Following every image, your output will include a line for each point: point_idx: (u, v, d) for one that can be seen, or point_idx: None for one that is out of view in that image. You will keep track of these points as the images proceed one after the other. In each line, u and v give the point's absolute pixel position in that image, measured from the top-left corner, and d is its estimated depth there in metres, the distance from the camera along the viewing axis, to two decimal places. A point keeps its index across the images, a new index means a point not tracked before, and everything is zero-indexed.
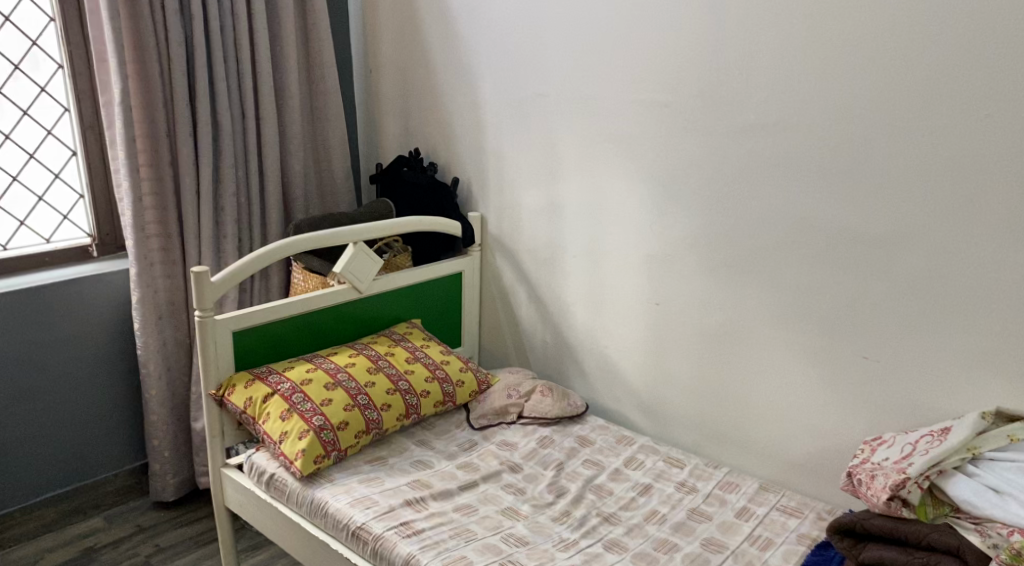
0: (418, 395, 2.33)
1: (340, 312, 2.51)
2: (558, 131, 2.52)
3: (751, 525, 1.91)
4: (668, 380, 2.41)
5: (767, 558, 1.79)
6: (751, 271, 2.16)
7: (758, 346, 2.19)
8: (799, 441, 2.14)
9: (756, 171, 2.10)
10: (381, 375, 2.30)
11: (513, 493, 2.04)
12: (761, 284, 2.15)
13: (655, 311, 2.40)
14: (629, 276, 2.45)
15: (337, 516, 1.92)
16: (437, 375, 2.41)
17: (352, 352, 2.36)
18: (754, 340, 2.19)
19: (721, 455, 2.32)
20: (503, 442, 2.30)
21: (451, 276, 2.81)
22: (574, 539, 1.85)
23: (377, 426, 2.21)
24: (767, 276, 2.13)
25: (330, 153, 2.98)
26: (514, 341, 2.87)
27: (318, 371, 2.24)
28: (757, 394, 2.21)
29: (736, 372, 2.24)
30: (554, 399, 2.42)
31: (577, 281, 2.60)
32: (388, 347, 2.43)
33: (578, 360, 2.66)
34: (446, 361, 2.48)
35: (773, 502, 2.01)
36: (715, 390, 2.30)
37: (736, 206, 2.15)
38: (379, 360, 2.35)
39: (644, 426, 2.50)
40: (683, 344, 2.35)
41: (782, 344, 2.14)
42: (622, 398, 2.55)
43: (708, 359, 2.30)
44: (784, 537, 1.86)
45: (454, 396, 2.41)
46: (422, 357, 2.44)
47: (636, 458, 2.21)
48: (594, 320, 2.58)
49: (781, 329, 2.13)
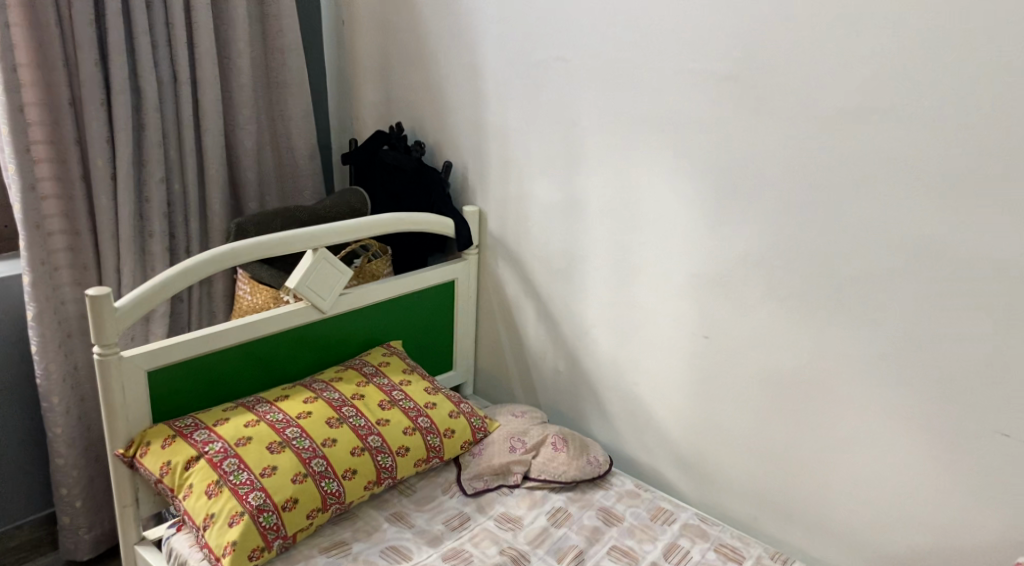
0: (395, 453, 1.79)
1: (295, 339, 1.95)
2: (581, 107, 1.94)
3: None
4: (720, 435, 1.86)
5: None
6: (841, 306, 1.61)
7: (846, 405, 1.64)
8: (901, 532, 1.62)
9: (856, 171, 1.52)
10: (345, 429, 1.76)
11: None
12: (855, 325, 1.60)
13: (704, 346, 1.85)
14: (670, 299, 1.89)
15: None
16: (419, 425, 1.86)
17: (309, 396, 1.82)
18: (841, 396, 1.65)
19: (787, 535, 1.80)
20: (504, 518, 1.76)
21: (439, 287, 2.25)
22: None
23: (337, 500, 1.68)
24: (865, 313, 1.58)
25: (291, 126, 2.40)
26: (518, 365, 2.32)
27: (260, 425, 1.71)
28: (844, 464, 1.67)
29: (814, 434, 1.70)
30: (570, 456, 1.87)
31: (601, 299, 2.03)
32: (355, 387, 1.89)
33: (598, 398, 2.11)
34: (432, 403, 1.93)
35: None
36: (784, 454, 1.76)
37: (824, 218, 1.59)
38: (344, 407, 1.81)
39: (683, 489, 1.96)
40: (743, 392, 1.80)
41: (882, 404, 1.59)
42: (655, 451, 2.00)
43: (777, 414, 1.75)
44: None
45: (441, 452, 1.87)
46: (400, 400, 1.90)
47: (679, 545, 1.67)
48: (621, 350, 2.03)
49: (881, 384, 1.58)
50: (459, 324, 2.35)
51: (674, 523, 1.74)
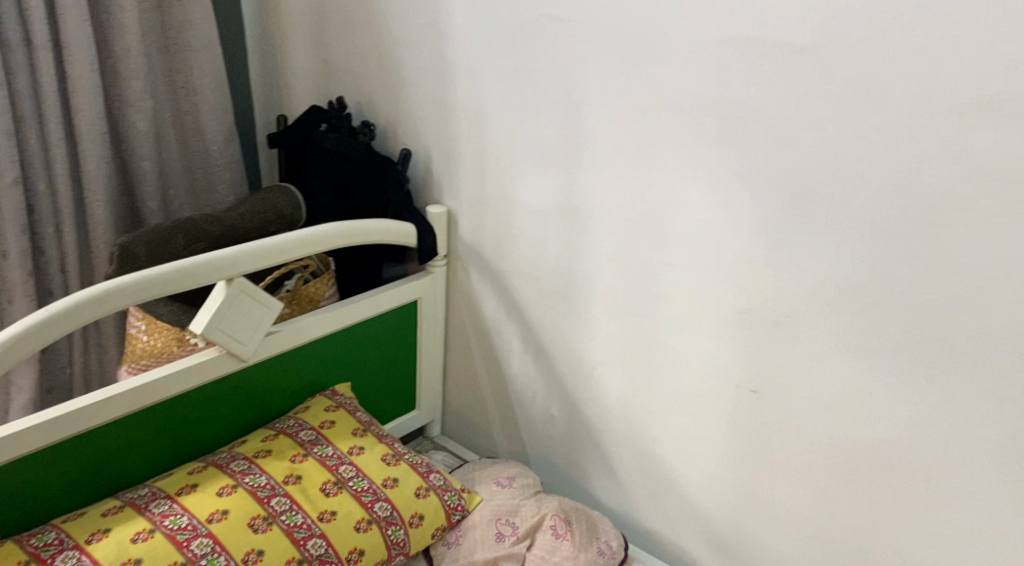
0: (343, 560, 1.33)
1: (203, 396, 1.45)
2: (586, 85, 1.45)
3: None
4: (769, 513, 1.45)
5: None
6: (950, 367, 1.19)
7: (954, 494, 1.24)
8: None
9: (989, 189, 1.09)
10: (276, 534, 1.29)
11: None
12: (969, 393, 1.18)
13: (751, 404, 1.42)
14: (704, 339, 1.44)
15: None
16: (376, 514, 1.40)
17: (226, 484, 1.33)
18: (947, 481, 1.24)
19: None
20: None
21: (398, 310, 1.77)
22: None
23: None
24: (991, 378, 1.16)
25: (200, 100, 1.84)
26: (498, 404, 1.86)
27: (155, 538, 1.22)
28: (945, 564, 1.29)
29: (904, 524, 1.31)
30: (575, 546, 1.45)
31: (611, 334, 1.58)
32: (289, 466, 1.41)
33: (604, 453, 1.67)
34: (392, 479, 1.47)
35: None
36: (861, 541, 1.37)
37: (935, 250, 1.16)
38: (273, 500, 1.33)
39: None
40: (806, 464, 1.38)
41: (1009, 499, 1.19)
42: (679, 523, 1.59)
43: (851, 494, 1.35)
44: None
45: (406, 546, 1.43)
46: (350, 479, 1.43)
47: None
48: (636, 399, 1.58)
49: (1010, 473, 1.18)
50: (423, 353, 1.87)
51: None
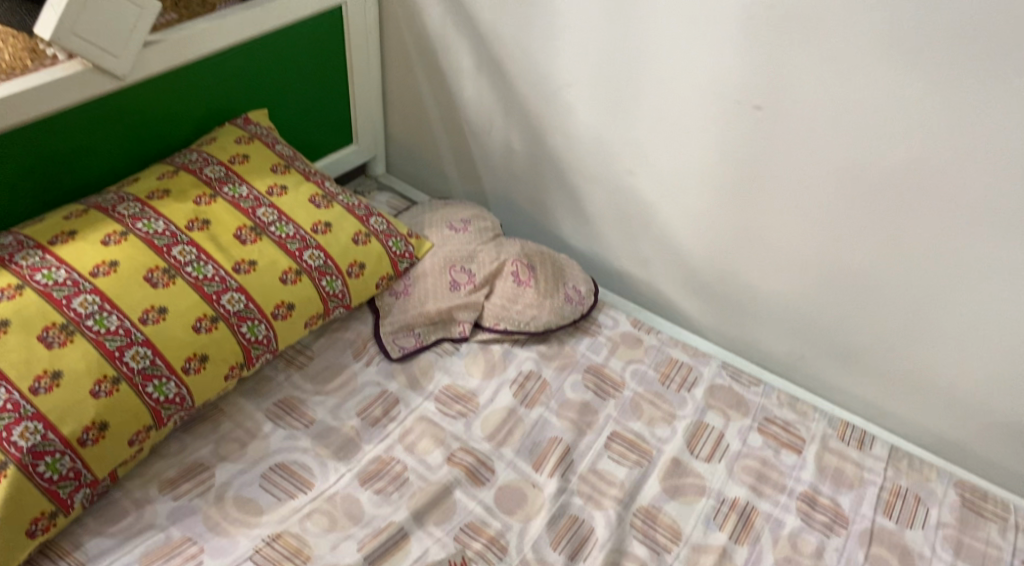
0: (269, 316, 1.13)
1: (70, 123, 1.13)
2: None
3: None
4: (762, 251, 1.25)
5: None
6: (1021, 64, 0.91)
7: (991, 224, 1.02)
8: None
9: None
10: (181, 288, 1.06)
11: (481, 560, 0.98)
12: None
13: (753, 123, 1.15)
14: (702, 42, 1.13)
15: None
16: (306, 265, 1.17)
17: (113, 232, 1.08)
18: (987, 210, 1.02)
19: (844, 383, 1.28)
20: (450, 397, 1.19)
21: (317, 17, 1.40)
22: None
23: (180, 408, 1.04)
24: None
25: None
26: (448, 136, 1.56)
27: (24, 296, 0.97)
28: (960, 304, 1.10)
29: (920, 259, 1.10)
30: (540, 293, 1.28)
31: (584, 38, 1.25)
32: (193, 209, 1.15)
33: (572, 188, 1.42)
34: (324, 223, 1.22)
35: (1008, 547, 1.02)
36: (864, 280, 1.17)
37: None
38: (175, 250, 1.09)
39: (696, 316, 1.40)
40: (813, 192, 1.15)
41: None
42: (656, 264, 1.39)
43: (861, 226, 1.13)
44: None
45: (346, 299, 1.22)
46: (271, 224, 1.18)
47: (707, 425, 1.16)
48: (612, 122, 1.30)
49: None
50: (355, 74, 1.53)
51: (695, 389, 1.21)
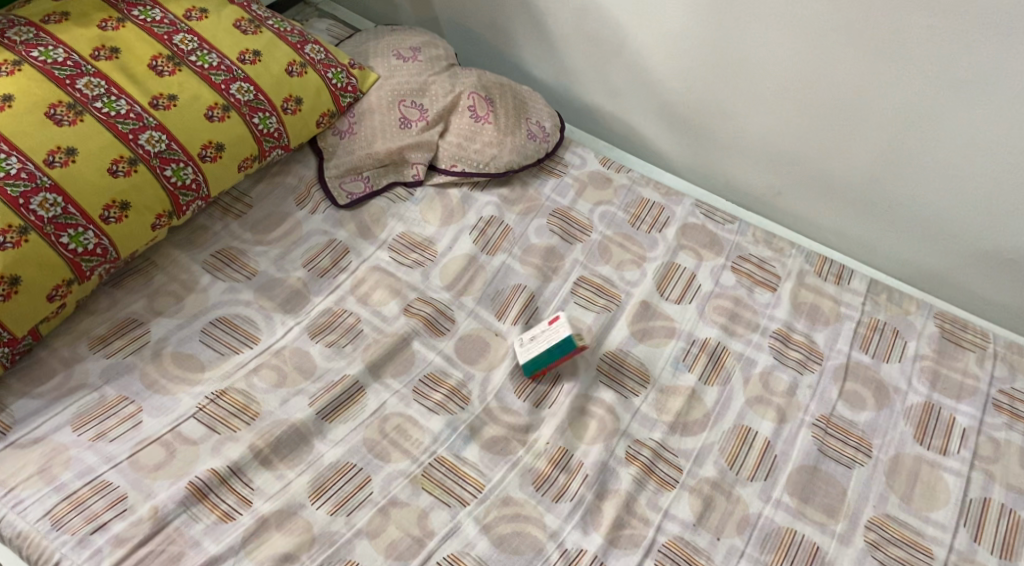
0: (196, 159, 1.01)
1: None
2: None
3: (960, 458, 0.92)
4: (744, 76, 1.13)
5: (995, 543, 0.86)
6: None
7: (1002, 29, 0.91)
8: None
9: None
10: (90, 127, 0.93)
11: (442, 410, 0.93)
12: None
13: None
14: None
15: (25, 549, 0.78)
16: (234, 100, 1.04)
17: (3, 62, 0.93)
18: (1000, 10, 0.90)
19: (822, 215, 1.22)
20: (405, 245, 1.10)
21: None
22: (599, 557, 0.83)
23: (103, 261, 0.94)
24: None
25: None
26: None
27: None
28: (956, 125, 1.01)
29: (918, 76, 1.00)
30: (499, 129, 1.16)
31: None
32: (98, 36, 1.00)
33: (535, 11, 1.27)
34: (252, 52, 1.08)
35: (985, 378, 0.99)
36: (852, 102, 1.07)
37: None
38: (80, 83, 0.95)
39: (669, 151, 1.30)
40: (802, 2, 1.01)
41: None
42: (627, 95, 1.28)
43: (853, 41, 1.01)
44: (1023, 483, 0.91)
45: (283, 139, 1.11)
46: (191, 53, 1.04)
47: (678, 266, 1.10)
48: None
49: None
50: None
51: (667, 230, 1.14)
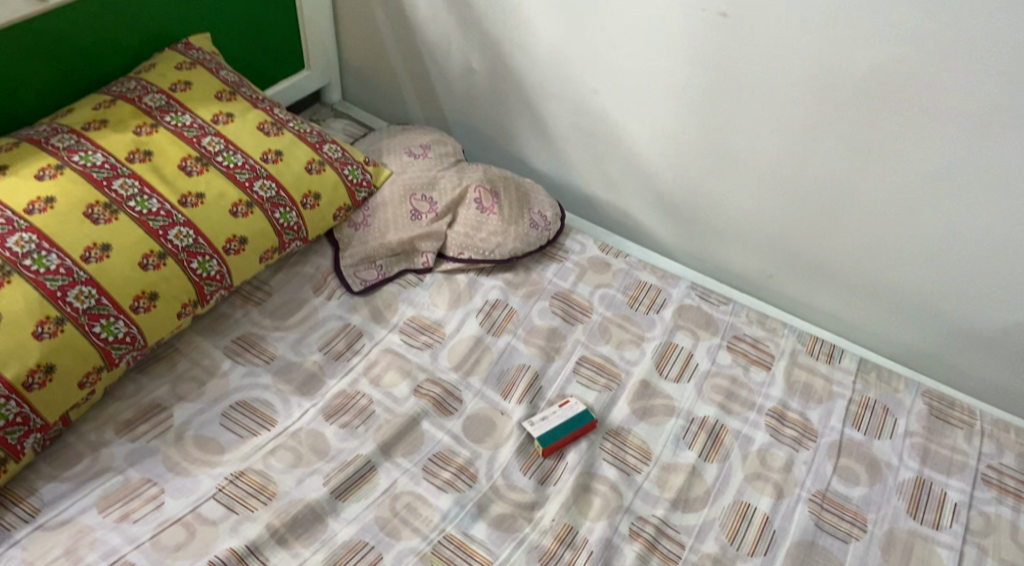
0: (221, 252, 1.08)
1: None
2: None
3: (953, 532, 0.95)
4: (734, 168, 1.21)
5: None
6: None
7: (966, 128, 0.99)
8: (1003, 304, 1.11)
9: None
10: (124, 224, 1.01)
11: (451, 488, 0.97)
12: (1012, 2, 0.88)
13: (719, 32, 1.09)
14: None
15: None
16: (257, 196, 1.12)
17: (47, 167, 1.01)
18: (963, 112, 0.98)
19: (813, 297, 1.27)
20: (415, 328, 1.16)
21: None
22: None
23: (131, 348, 1.00)
24: None
25: None
26: (406, 60, 1.49)
27: None
28: (932, 214, 1.08)
29: (894, 168, 1.07)
30: (504, 218, 1.24)
31: None
32: (133, 140, 1.08)
33: (537, 109, 1.37)
34: (275, 152, 1.17)
35: (974, 453, 1.03)
36: (836, 192, 1.14)
37: None
38: (116, 184, 1.03)
39: (665, 236, 1.37)
40: (783, 103, 1.10)
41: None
42: (624, 185, 1.36)
43: (832, 137, 1.09)
44: (1015, 557, 0.93)
45: (301, 231, 1.18)
46: (218, 155, 1.12)
47: (676, 346, 1.15)
48: (575, 37, 1.23)
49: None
50: None
51: (664, 311, 1.20)
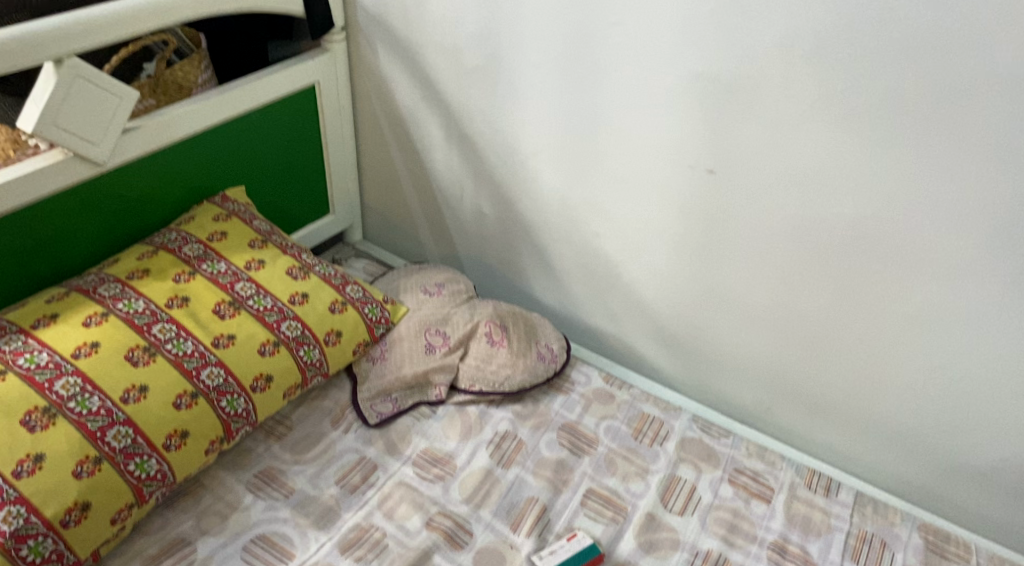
0: (248, 389, 1.16)
1: (55, 210, 1.18)
2: None
3: None
4: (728, 307, 1.29)
5: None
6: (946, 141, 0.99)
7: (938, 277, 1.08)
8: (991, 440, 1.15)
9: None
10: (162, 366, 1.09)
11: None
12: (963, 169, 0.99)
13: (707, 187, 1.20)
14: (655, 113, 1.19)
15: None
16: (283, 336, 1.21)
17: (94, 314, 1.11)
18: (933, 263, 1.07)
19: (811, 431, 1.32)
20: (428, 460, 1.21)
21: (292, 100, 1.46)
22: None
23: (161, 484, 1.06)
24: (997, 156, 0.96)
25: None
26: (423, 204, 1.61)
27: (8, 380, 1.00)
28: (915, 353, 1.15)
29: (876, 311, 1.15)
30: (513, 352, 1.31)
31: (544, 107, 1.31)
32: (172, 287, 1.19)
33: (544, 250, 1.47)
34: (301, 294, 1.27)
35: None
36: (824, 331, 1.22)
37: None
38: (156, 329, 1.12)
39: (667, 369, 1.44)
40: (770, 250, 1.20)
41: (994, 284, 1.04)
42: (626, 321, 1.44)
43: (817, 282, 1.18)
44: None
45: (323, 367, 1.26)
46: (249, 298, 1.22)
47: (679, 478, 1.19)
48: (578, 188, 1.35)
49: (1008, 246, 1.01)
50: (331, 146, 1.59)
51: (666, 443, 1.25)
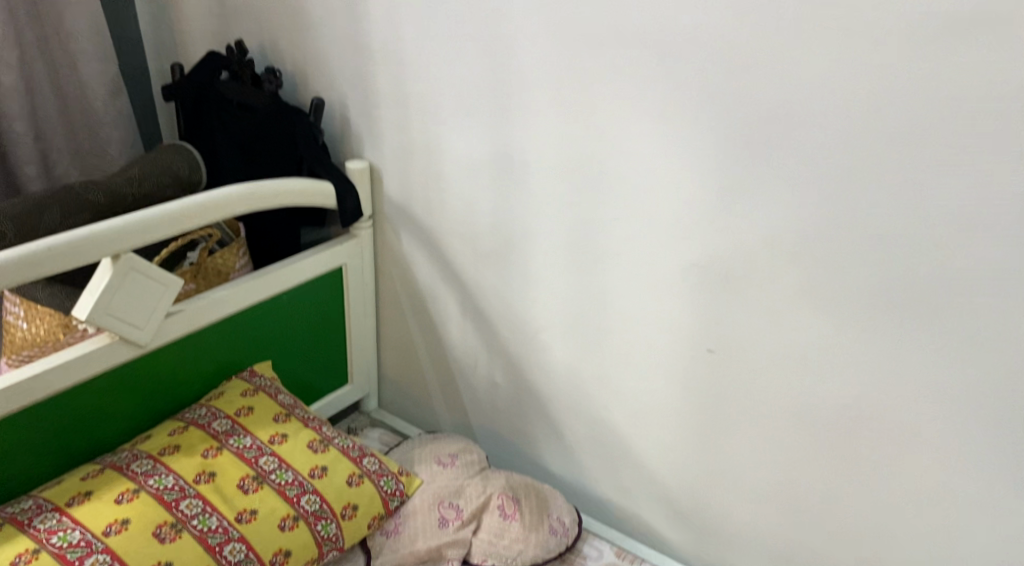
0: None
1: (97, 389, 1.26)
2: (516, 23, 1.26)
3: None
4: (734, 481, 1.34)
5: None
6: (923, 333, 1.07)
7: (930, 457, 1.14)
8: None
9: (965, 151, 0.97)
10: (186, 542, 1.13)
11: None
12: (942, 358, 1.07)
13: (708, 366, 1.29)
14: (655, 299, 1.30)
15: None
16: (303, 511, 1.25)
17: (126, 490, 1.16)
18: (924, 443, 1.13)
19: None
20: None
21: (320, 280, 1.59)
22: None
23: None
24: (971, 347, 1.04)
25: (72, 47, 1.56)
26: (438, 376, 1.70)
27: (41, 559, 1.05)
28: (917, 531, 1.19)
29: (875, 488, 1.20)
30: (525, 525, 1.34)
31: (555, 291, 1.42)
32: (201, 462, 1.25)
33: (554, 422, 1.54)
34: (321, 467, 1.32)
35: None
36: (828, 507, 1.26)
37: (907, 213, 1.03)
38: (184, 504, 1.17)
39: (678, 542, 1.46)
40: (770, 427, 1.27)
41: (983, 465, 1.10)
42: (636, 492, 1.48)
43: (816, 458, 1.24)
44: None
45: (339, 541, 1.29)
46: (272, 472, 1.28)
47: None
48: (587, 365, 1.44)
49: (991, 430, 1.07)
50: (354, 321, 1.70)
51: None
